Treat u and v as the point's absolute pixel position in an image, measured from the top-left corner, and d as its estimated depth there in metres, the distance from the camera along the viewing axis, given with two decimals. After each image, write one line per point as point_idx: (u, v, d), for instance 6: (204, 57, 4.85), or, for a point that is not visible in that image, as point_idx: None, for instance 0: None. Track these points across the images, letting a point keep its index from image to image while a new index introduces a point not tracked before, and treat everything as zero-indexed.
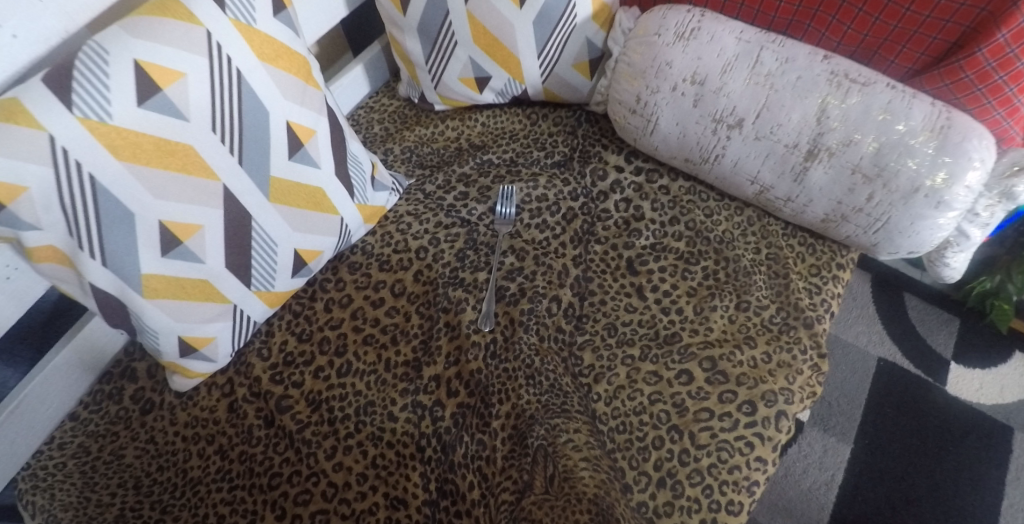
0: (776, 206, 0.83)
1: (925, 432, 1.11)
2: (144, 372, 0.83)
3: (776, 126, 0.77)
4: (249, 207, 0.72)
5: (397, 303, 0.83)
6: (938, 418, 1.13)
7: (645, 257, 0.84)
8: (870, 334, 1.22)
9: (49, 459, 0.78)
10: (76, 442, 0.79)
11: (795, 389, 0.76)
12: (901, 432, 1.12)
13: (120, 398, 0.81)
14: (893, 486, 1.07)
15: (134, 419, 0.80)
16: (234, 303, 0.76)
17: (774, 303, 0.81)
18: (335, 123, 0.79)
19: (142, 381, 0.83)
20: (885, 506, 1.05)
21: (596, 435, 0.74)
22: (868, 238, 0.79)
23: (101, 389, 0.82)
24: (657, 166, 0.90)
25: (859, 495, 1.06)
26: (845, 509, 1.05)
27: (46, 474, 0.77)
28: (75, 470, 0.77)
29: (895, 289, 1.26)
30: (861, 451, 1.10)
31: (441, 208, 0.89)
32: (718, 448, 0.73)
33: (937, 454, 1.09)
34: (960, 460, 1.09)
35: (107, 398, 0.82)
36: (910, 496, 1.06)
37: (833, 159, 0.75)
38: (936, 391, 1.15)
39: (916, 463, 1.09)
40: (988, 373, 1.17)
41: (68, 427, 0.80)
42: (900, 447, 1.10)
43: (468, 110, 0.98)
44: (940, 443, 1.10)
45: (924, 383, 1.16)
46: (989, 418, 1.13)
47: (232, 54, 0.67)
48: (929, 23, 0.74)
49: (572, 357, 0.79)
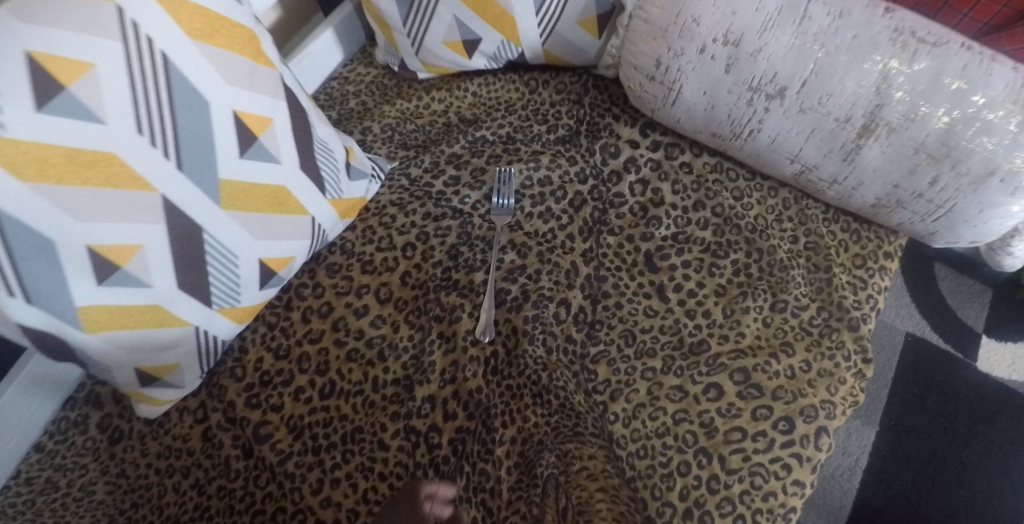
0: (819, 188, 0.72)
1: (954, 411, 1.04)
2: (110, 397, 0.74)
3: (827, 96, 0.64)
4: (198, 217, 0.60)
5: (383, 311, 0.73)
6: (968, 395, 1.05)
7: (666, 250, 0.73)
8: (898, 308, 1.12)
9: (17, 496, 0.69)
10: (44, 476, 0.70)
11: (838, 401, 0.67)
12: (929, 412, 1.04)
13: (86, 427, 0.72)
14: (919, 470, 1.00)
15: (103, 451, 0.71)
16: (195, 325, 0.65)
17: (815, 302, 0.71)
18: (295, 106, 0.67)
19: (108, 407, 0.73)
20: (911, 491, 0.99)
21: (614, 462, 0.65)
22: (924, 227, 0.69)
23: (64, 417, 0.73)
24: (677, 140, 0.78)
25: (883, 480, 0.99)
26: (868, 496, 0.98)
27: (14, 512, 0.68)
28: (45, 508, 0.68)
29: (924, 259, 1.15)
30: (886, 433, 1.03)
31: (430, 196, 0.78)
32: (752, 472, 0.64)
33: (966, 435, 1.02)
34: (990, 440, 1.01)
35: (73, 427, 0.72)
36: (937, 479, 0.99)
37: (892, 137, 0.63)
38: (964, 367, 1.07)
39: (943, 445, 1.01)
40: (1023, 346, 1.08)
41: (34, 460, 0.71)
42: (928, 430, 1.02)
43: (456, 77, 0.85)
44: (969, 425, 1.02)
45: (951, 359, 1.08)
46: (1021, 394, 1.05)
47: (154, 34, 0.54)
48: None
49: (584, 372, 0.69)
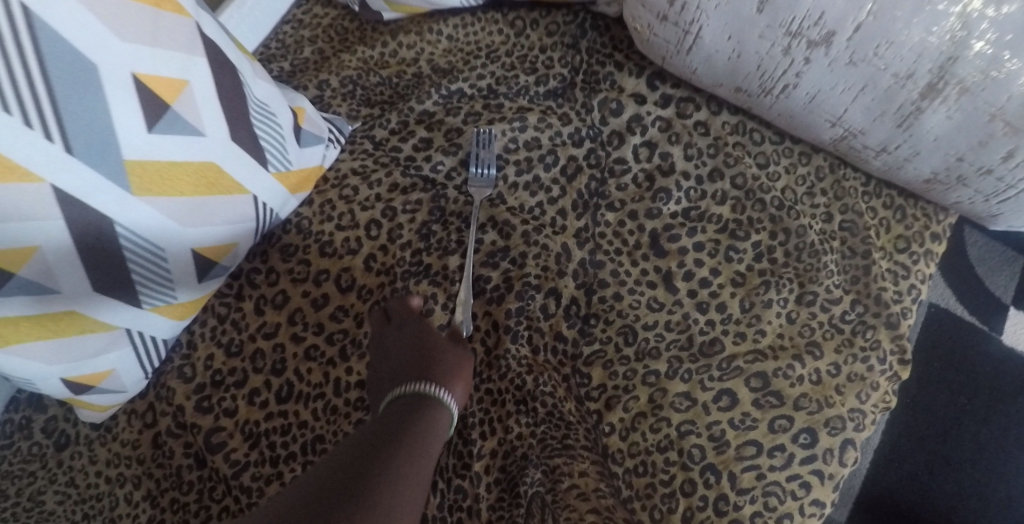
0: (861, 157, 0.60)
1: (974, 388, 0.95)
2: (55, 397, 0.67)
3: (885, 45, 0.51)
4: (108, 209, 0.50)
5: (345, 301, 0.63)
6: (991, 372, 0.96)
7: (675, 229, 0.62)
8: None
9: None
10: None
11: (869, 410, 0.58)
12: (946, 388, 0.95)
13: (30, 432, 0.65)
14: (935, 450, 0.92)
15: (50, 458, 0.64)
16: (126, 327, 0.57)
17: (849, 294, 0.60)
18: (220, 64, 0.55)
19: (53, 408, 0.66)
20: (923, 471, 0.91)
21: (607, 481, 0.57)
22: (986, 207, 0.58)
23: (7, 420, 0.66)
24: (693, 94, 0.66)
25: (895, 460, 0.92)
26: (878, 476, 0.91)
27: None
28: None
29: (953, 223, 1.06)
30: (901, 410, 0.94)
31: (397, 162, 0.66)
32: (766, 492, 0.55)
33: (985, 414, 0.93)
34: (1011, 420, 0.93)
35: (18, 431, 0.65)
36: (951, 459, 0.91)
37: (963, 99, 0.51)
38: (991, 340, 0.97)
39: (962, 424, 0.93)
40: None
41: None
42: (946, 407, 0.94)
43: (428, 17, 0.71)
44: (990, 404, 0.94)
45: (974, 331, 0.98)
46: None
47: None
48: None
49: (576, 375, 0.60)
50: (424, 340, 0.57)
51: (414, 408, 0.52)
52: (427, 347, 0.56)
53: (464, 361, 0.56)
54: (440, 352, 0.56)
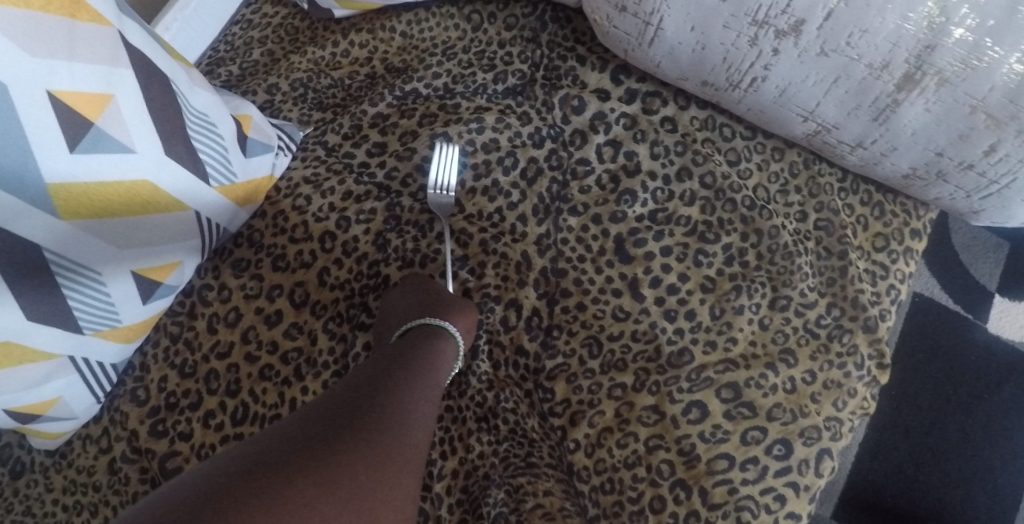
0: (837, 152, 0.56)
1: (959, 377, 0.92)
2: None
3: (858, 34, 0.47)
4: (33, 234, 0.47)
5: (300, 317, 0.61)
6: (976, 361, 0.93)
7: (641, 233, 0.59)
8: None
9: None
10: None
11: (846, 418, 0.55)
12: (932, 378, 0.92)
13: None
14: (921, 441, 0.90)
15: (7, 486, 0.63)
16: (68, 354, 0.55)
17: (825, 297, 0.57)
18: (150, 74, 0.52)
19: (7, 435, 0.65)
20: (908, 464, 0.89)
21: (573, 499, 0.55)
22: (968, 204, 0.54)
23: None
24: (659, 88, 0.62)
25: (881, 454, 0.90)
26: (863, 470, 0.89)
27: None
28: None
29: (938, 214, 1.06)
30: (886, 402, 0.92)
31: (350, 169, 0.63)
32: (739, 507, 0.52)
33: (971, 404, 0.91)
34: (999, 408, 0.90)
35: None
36: (936, 451, 0.89)
37: (943, 90, 0.47)
38: (975, 327, 0.95)
39: (949, 413, 0.90)
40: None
41: None
42: (933, 397, 0.91)
43: (381, 13, 0.68)
44: (977, 393, 0.91)
45: (958, 320, 0.96)
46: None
47: None
48: None
49: (539, 390, 0.57)
50: (437, 290, 0.57)
51: (415, 344, 0.53)
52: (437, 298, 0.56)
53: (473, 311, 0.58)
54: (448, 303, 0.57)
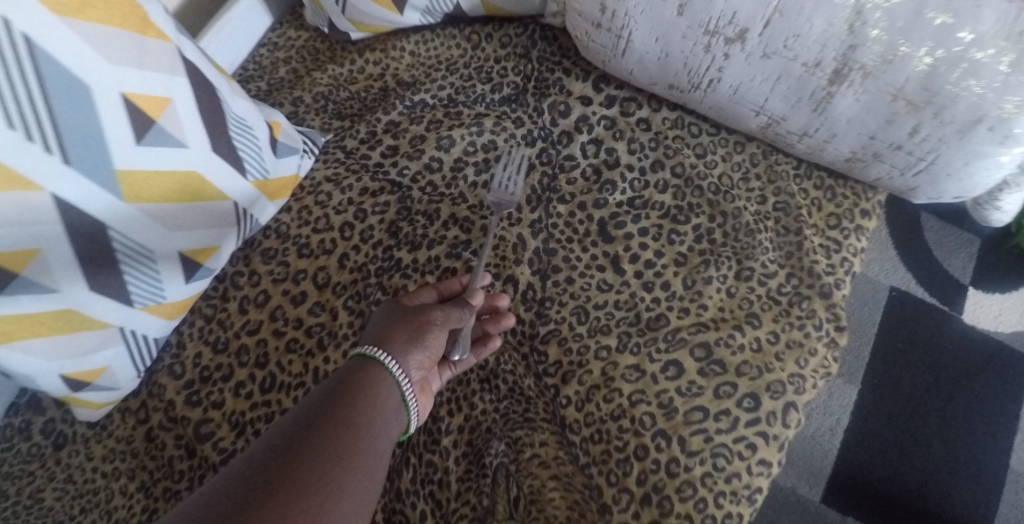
0: (788, 142, 0.64)
1: (938, 366, 0.99)
2: (51, 401, 0.72)
3: (792, 37, 0.56)
4: (101, 214, 0.56)
5: (322, 297, 0.69)
6: (953, 351, 1.00)
7: (621, 217, 0.67)
8: (882, 262, 1.07)
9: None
10: None
11: (808, 374, 0.63)
12: (911, 367, 0.99)
13: (29, 434, 0.70)
14: (904, 427, 0.96)
15: (49, 456, 0.69)
16: (119, 325, 0.62)
17: (784, 268, 0.65)
18: (201, 83, 0.61)
19: (50, 411, 0.71)
20: (892, 448, 0.95)
21: (567, 448, 0.62)
22: (904, 182, 0.61)
23: (8, 424, 0.71)
24: (635, 94, 0.71)
25: (867, 440, 0.96)
26: (851, 454, 0.95)
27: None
28: None
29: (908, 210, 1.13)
30: (870, 391, 0.98)
31: (366, 169, 0.72)
32: (714, 454, 0.60)
33: (950, 391, 0.98)
34: (975, 395, 0.98)
35: (16, 434, 0.71)
36: (920, 436, 0.95)
37: (867, 82, 0.56)
38: (948, 319, 1.03)
39: (928, 400, 0.97)
40: (1009, 296, 1.04)
41: None
42: (912, 385, 0.98)
43: (392, 36, 0.78)
44: (955, 380, 0.98)
45: (935, 312, 1.03)
46: (1008, 348, 1.01)
47: (12, 14, 0.48)
48: None
49: (534, 353, 0.65)
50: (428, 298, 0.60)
51: (349, 382, 0.53)
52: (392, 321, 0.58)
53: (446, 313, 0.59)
54: (404, 321, 0.57)
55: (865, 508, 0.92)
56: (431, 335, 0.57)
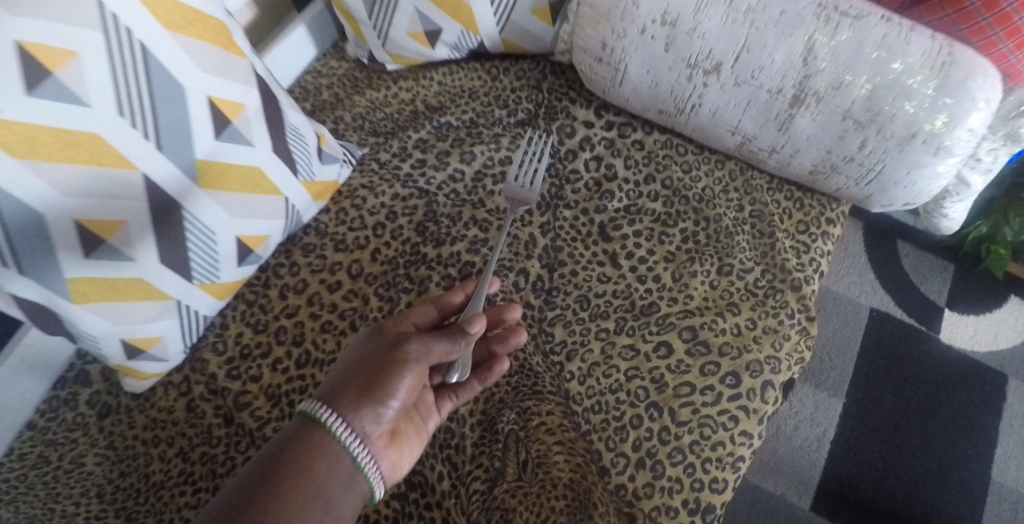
0: (760, 158, 0.76)
1: (918, 381, 1.08)
2: (98, 375, 0.79)
3: (758, 69, 0.68)
4: (178, 195, 0.65)
5: (355, 286, 0.78)
6: (932, 368, 1.09)
7: (618, 221, 0.77)
8: (862, 284, 1.16)
9: (9, 472, 0.74)
10: (36, 452, 0.76)
11: (783, 357, 0.71)
12: (893, 383, 1.07)
13: (76, 404, 0.78)
14: (888, 439, 1.03)
15: (92, 425, 0.77)
16: (177, 299, 0.70)
17: (759, 266, 0.75)
18: (268, 95, 0.72)
19: (96, 384, 0.79)
20: (877, 460, 1.02)
21: (570, 417, 0.71)
22: (860, 191, 0.72)
23: (55, 395, 0.79)
24: (630, 119, 0.83)
25: (851, 450, 1.03)
26: (838, 464, 1.02)
27: (8, 486, 0.73)
28: (37, 481, 0.74)
29: (886, 237, 1.20)
30: (854, 405, 1.06)
31: (398, 178, 0.82)
32: (700, 424, 0.69)
33: (930, 405, 1.06)
34: (953, 410, 1.05)
35: (63, 404, 0.78)
36: (904, 448, 1.03)
37: (821, 105, 0.67)
38: (928, 338, 1.11)
39: (910, 413, 1.05)
40: (982, 318, 1.13)
41: (26, 437, 0.77)
42: (893, 399, 1.06)
43: (423, 68, 0.90)
44: (935, 394, 1.06)
45: (915, 332, 1.12)
46: (983, 365, 1.09)
47: (132, 25, 0.59)
48: None
49: (542, 334, 0.74)
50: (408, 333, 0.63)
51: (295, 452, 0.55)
52: (360, 366, 0.60)
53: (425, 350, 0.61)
54: (371, 366, 0.60)
55: (855, 515, 0.99)
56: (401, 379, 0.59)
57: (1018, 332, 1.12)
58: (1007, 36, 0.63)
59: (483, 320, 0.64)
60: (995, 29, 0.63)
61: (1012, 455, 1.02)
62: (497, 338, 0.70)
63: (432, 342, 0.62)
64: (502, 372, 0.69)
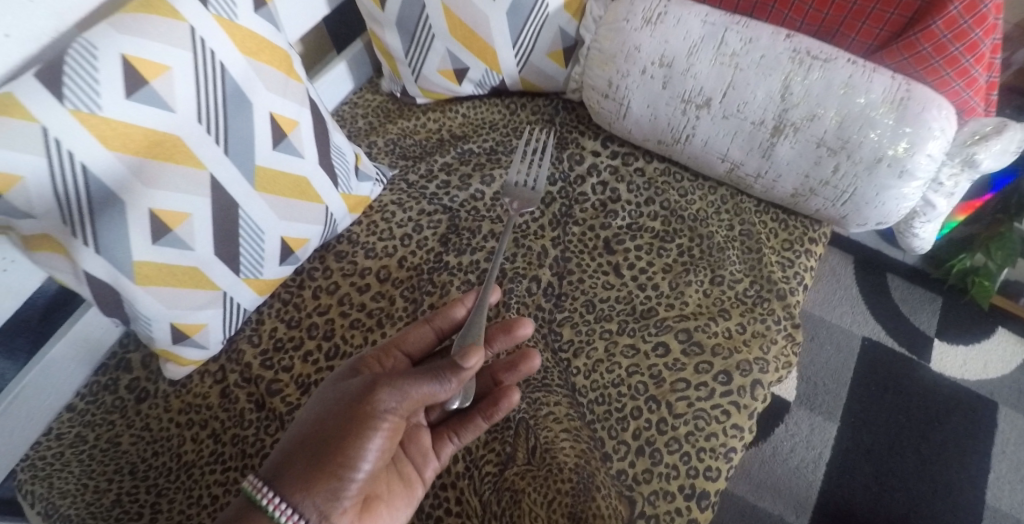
0: (747, 183, 0.85)
1: (910, 406, 1.13)
2: (138, 363, 0.86)
3: (742, 104, 0.79)
4: (236, 196, 0.74)
5: (382, 288, 0.86)
6: (923, 394, 1.14)
7: (622, 236, 0.86)
8: (853, 315, 1.23)
9: (47, 450, 0.81)
10: (73, 432, 0.83)
11: (770, 359, 0.78)
12: (885, 409, 1.13)
13: (116, 388, 0.85)
14: (881, 462, 1.08)
15: (130, 408, 0.84)
16: (223, 290, 0.79)
17: (748, 277, 0.83)
18: (317, 116, 0.82)
19: (136, 371, 0.86)
20: (873, 482, 1.07)
21: (576, 407, 0.77)
22: (836, 211, 0.81)
23: (97, 381, 0.86)
24: (633, 149, 0.93)
25: (846, 472, 1.08)
26: (834, 486, 1.06)
27: (44, 463, 0.80)
28: (72, 459, 0.81)
29: (876, 270, 1.27)
30: (848, 429, 1.11)
31: (424, 196, 0.92)
32: (695, 416, 0.75)
33: (923, 430, 1.11)
34: (945, 435, 1.11)
35: (103, 389, 0.85)
36: (899, 471, 1.07)
37: (798, 134, 0.77)
38: (918, 367, 1.17)
39: (902, 437, 1.10)
40: (971, 348, 1.19)
41: (65, 418, 0.84)
42: (886, 423, 1.12)
43: (449, 102, 1.01)
44: (926, 420, 1.12)
45: (906, 360, 1.18)
46: (974, 393, 1.15)
47: (215, 48, 0.70)
48: (875, 15, 0.77)
49: (551, 333, 0.82)
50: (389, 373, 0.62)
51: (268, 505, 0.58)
52: (334, 415, 0.61)
53: (406, 395, 0.60)
54: (345, 417, 0.60)
55: None
56: (376, 433, 0.60)
57: (1006, 363, 1.17)
58: (957, 76, 0.74)
59: (478, 354, 0.62)
60: (946, 70, 0.74)
61: (1004, 480, 1.07)
62: (506, 368, 0.74)
63: (413, 384, 0.61)
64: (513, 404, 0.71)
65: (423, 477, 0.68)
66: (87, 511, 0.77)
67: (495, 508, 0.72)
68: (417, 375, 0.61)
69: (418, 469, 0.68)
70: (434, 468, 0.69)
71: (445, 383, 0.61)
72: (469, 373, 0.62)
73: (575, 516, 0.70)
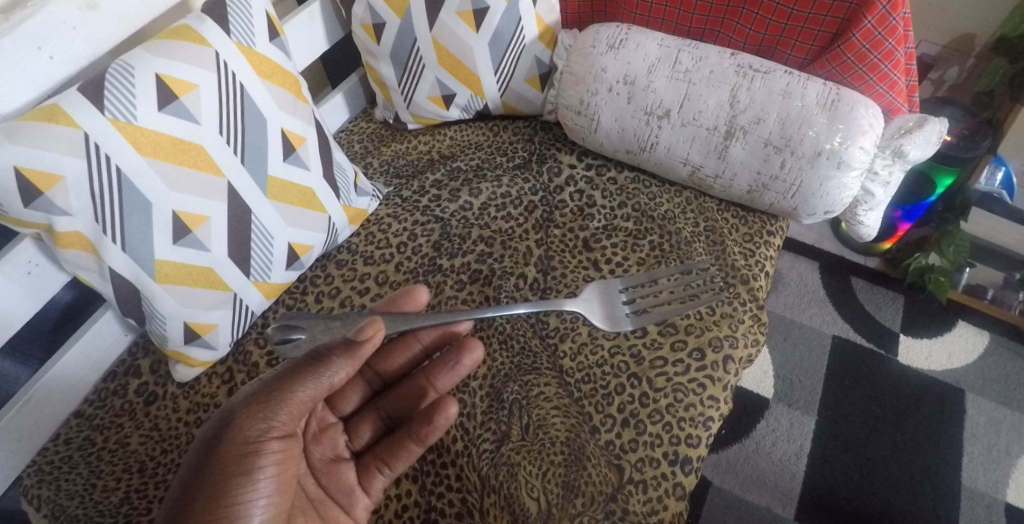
0: (708, 184, 0.95)
1: (882, 397, 1.21)
2: (147, 368, 0.91)
3: (698, 112, 0.89)
4: (250, 202, 0.82)
5: (380, 290, 0.92)
6: (894, 386, 1.22)
7: (599, 236, 0.95)
8: (823, 316, 1.31)
9: (55, 454, 0.85)
10: (81, 436, 0.86)
11: (739, 335, 0.86)
12: (859, 400, 1.20)
13: (125, 392, 0.89)
14: (859, 452, 1.15)
15: (139, 410, 0.88)
16: (234, 292, 0.84)
17: (715, 267, 0.91)
18: (322, 135, 0.92)
19: (145, 375, 0.90)
20: (853, 471, 1.13)
21: (564, 386, 0.84)
22: (789, 203, 0.91)
23: (105, 387, 0.90)
24: (605, 161, 1.03)
25: (826, 463, 1.14)
26: (816, 476, 1.12)
27: (51, 467, 0.83)
28: (80, 461, 0.84)
29: (840, 274, 1.37)
30: (825, 421, 1.18)
31: (417, 209, 1.00)
32: (673, 389, 0.81)
33: (896, 419, 1.18)
34: (917, 422, 1.18)
35: (111, 394, 0.89)
36: (877, 459, 1.14)
37: (747, 136, 0.88)
38: (888, 361, 1.25)
39: (877, 427, 1.17)
40: (935, 340, 1.28)
41: (74, 423, 0.87)
42: (862, 414, 1.19)
43: (438, 126, 1.11)
44: (898, 410, 1.19)
45: (874, 355, 1.26)
46: (941, 382, 1.23)
47: (236, 71, 0.79)
48: (804, 33, 0.89)
49: (539, 322, 0.89)
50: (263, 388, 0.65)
51: None
52: (212, 452, 0.62)
53: (285, 406, 0.64)
54: (227, 448, 0.62)
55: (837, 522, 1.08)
56: (263, 461, 0.63)
57: (968, 352, 1.26)
58: (879, 80, 0.87)
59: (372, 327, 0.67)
60: (869, 75, 0.87)
61: (977, 462, 1.14)
62: (437, 369, 0.79)
63: (291, 394, 0.64)
64: (452, 417, 0.74)
65: (352, 514, 0.74)
66: (94, 509, 0.79)
67: (493, 482, 0.77)
68: (289, 384, 0.64)
69: (346, 507, 0.74)
70: (364, 502, 0.75)
71: (334, 368, 0.66)
72: (365, 351, 0.67)
73: (568, 485, 0.75)
